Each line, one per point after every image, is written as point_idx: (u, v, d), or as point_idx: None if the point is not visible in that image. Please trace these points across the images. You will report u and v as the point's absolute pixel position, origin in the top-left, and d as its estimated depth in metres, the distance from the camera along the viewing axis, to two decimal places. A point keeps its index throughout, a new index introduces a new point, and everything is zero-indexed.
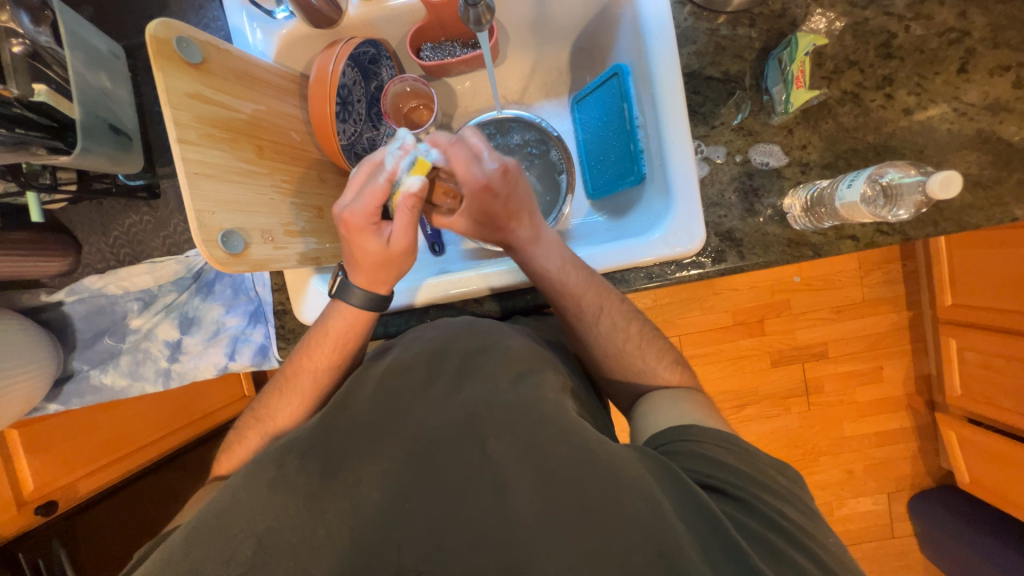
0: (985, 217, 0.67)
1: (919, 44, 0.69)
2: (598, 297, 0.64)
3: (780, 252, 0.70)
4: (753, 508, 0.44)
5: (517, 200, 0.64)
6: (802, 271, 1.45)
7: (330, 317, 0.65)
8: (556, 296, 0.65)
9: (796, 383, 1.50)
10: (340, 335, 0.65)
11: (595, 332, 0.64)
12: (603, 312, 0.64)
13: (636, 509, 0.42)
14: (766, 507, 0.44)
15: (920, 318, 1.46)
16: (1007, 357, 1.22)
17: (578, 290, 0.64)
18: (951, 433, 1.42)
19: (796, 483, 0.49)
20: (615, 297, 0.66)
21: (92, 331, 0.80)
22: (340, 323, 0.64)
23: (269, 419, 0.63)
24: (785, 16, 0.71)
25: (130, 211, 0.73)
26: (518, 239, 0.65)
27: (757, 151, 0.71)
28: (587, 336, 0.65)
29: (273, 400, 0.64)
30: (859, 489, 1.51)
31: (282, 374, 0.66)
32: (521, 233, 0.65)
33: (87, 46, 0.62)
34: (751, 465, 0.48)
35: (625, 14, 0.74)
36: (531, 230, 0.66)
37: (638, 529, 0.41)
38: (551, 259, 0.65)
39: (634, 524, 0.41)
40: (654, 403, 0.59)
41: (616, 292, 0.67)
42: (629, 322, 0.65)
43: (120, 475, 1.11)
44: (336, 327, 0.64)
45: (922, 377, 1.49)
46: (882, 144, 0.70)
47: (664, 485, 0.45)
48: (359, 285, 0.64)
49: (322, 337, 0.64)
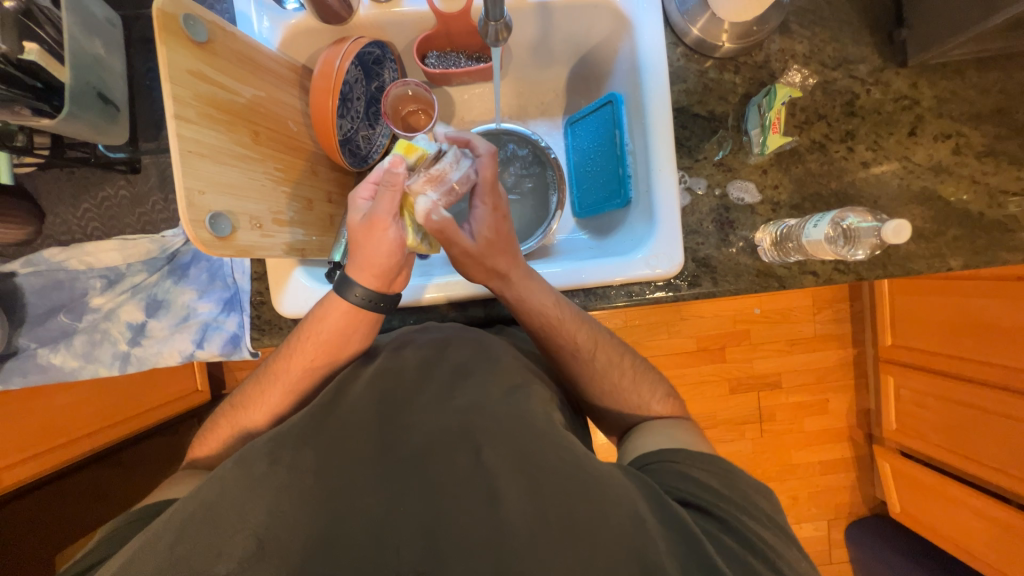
0: (926, 265, 0.75)
1: (877, 106, 0.78)
2: (591, 336, 0.66)
3: (750, 281, 0.75)
4: (726, 523, 0.48)
5: (510, 236, 0.64)
6: (763, 304, 1.54)
7: (323, 313, 0.62)
8: (541, 332, 0.66)
9: (752, 409, 1.57)
10: (339, 334, 0.63)
11: (585, 368, 0.66)
12: (594, 351, 0.66)
13: (620, 523, 0.44)
14: (745, 529, 0.47)
15: (863, 354, 1.58)
16: (938, 397, 1.34)
17: (562, 327, 0.65)
18: (885, 465, 1.53)
19: (768, 498, 0.52)
20: (605, 335, 0.68)
21: (46, 307, 0.75)
22: (341, 321, 0.62)
23: (261, 403, 0.63)
24: (765, 67, 0.78)
25: (106, 184, 0.70)
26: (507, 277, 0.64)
27: (735, 186, 0.77)
28: (578, 371, 0.67)
29: (265, 386, 0.63)
30: (803, 515, 1.59)
31: (263, 372, 0.65)
32: (511, 269, 0.64)
33: (84, 11, 0.60)
34: (728, 486, 0.51)
35: (623, 48, 0.80)
36: (518, 266, 0.65)
37: (621, 545, 0.43)
38: (545, 295, 0.66)
39: (620, 538, 0.43)
40: (649, 428, 0.63)
41: (605, 330, 0.69)
42: (620, 359, 0.67)
43: (48, 469, 1.02)
44: (335, 327, 0.62)
45: (863, 412, 1.60)
46: (843, 192, 0.77)
47: (646, 500, 0.47)
48: (360, 284, 0.61)
49: (317, 336, 0.62)
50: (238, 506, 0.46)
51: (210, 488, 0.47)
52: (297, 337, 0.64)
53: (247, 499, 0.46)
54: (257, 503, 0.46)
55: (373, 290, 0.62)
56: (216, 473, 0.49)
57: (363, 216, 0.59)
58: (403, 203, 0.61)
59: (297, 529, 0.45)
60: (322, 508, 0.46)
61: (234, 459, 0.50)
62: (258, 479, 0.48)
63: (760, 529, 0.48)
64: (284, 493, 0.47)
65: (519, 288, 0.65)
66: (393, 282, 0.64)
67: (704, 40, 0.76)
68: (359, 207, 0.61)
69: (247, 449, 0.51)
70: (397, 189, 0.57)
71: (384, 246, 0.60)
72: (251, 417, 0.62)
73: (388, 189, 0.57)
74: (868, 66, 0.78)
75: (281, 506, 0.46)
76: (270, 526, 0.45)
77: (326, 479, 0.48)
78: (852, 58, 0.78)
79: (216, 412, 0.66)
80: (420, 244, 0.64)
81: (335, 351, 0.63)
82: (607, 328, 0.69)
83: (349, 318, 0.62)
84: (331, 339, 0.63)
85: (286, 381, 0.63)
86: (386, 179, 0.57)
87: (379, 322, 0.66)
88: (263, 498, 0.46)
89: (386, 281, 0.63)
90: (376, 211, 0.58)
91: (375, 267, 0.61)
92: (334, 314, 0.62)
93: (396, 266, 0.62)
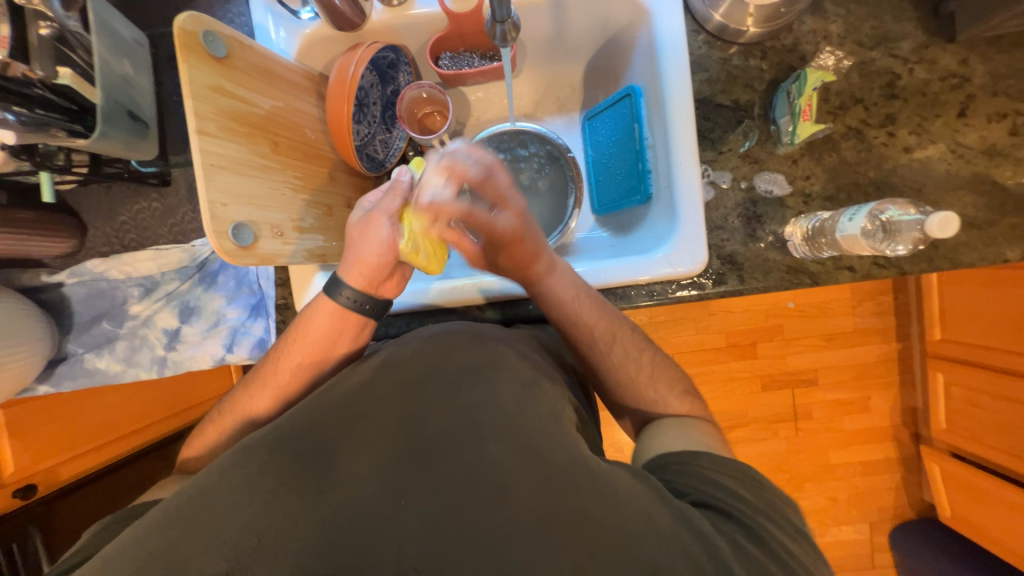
0: (979, 257, 0.69)
1: (921, 87, 0.72)
2: (610, 327, 0.65)
3: (779, 278, 0.72)
4: (745, 526, 0.46)
5: (535, 239, 0.65)
6: (797, 298, 1.47)
7: (311, 311, 0.64)
8: (564, 322, 0.65)
9: (786, 407, 1.51)
10: (325, 337, 0.64)
11: (606, 361, 0.65)
12: (615, 343, 0.65)
13: (630, 522, 0.43)
14: (764, 534, 0.46)
15: (909, 350, 1.48)
16: (993, 395, 1.24)
17: (591, 321, 0.64)
18: (934, 466, 1.44)
19: (788, 504, 0.51)
20: (627, 327, 0.66)
21: (90, 315, 0.80)
22: (326, 321, 0.64)
23: (256, 398, 0.64)
24: (795, 51, 0.74)
25: (140, 197, 0.73)
26: (530, 275, 0.66)
27: (762, 179, 0.73)
28: (598, 365, 0.66)
29: (253, 389, 0.64)
30: (842, 518, 1.52)
31: (251, 375, 0.66)
32: (539, 265, 0.65)
33: (114, 34, 0.63)
34: (749, 489, 0.49)
35: (641, 37, 0.77)
36: (547, 261, 0.66)
37: (630, 542, 0.42)
38: (566, 288, 0.65)
39: (628, 534, 0.42)
40: (664, 425, 0.61)
41: (631, 317, 0.67)
42: (640, 353, 0.66)
43: (99, 463, 1.10)
44: (323, 329, 0.64)
45: (909, 410, 1.51)
46: (883, 180, 0.72)
47: (658, 501, 0.46)
48: (352, 286, 0.64)
49: (299, 338, 0.64)
50: (252, 502, 0.47)
51: (224, 481, 0.48)
52: (283, 339, 0.66)
53: (260, 498, 0.47)
54: (267, 500, 0.47)
55: (360, 290, 0.64)
56: (215, 460, 0.51)
57: (363, 215, 0.64)
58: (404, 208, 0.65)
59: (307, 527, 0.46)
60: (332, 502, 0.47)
61: (236, 449, 0.51)
62: (269, 473, 0.48)
63: (783, 539, 0.46)
64: (293, 488, 0.47)
65: (549, 286, 0.66)
66: (381, 286, 0.66)
67: (726, 26, 0.72)
68: (360, 210, 0.66)
69: (244, 444, 0.52)
70: (400, 195, 0.65)
71: (376, 244, 0.63)
72: (272, 417, 0.64)
73: (391, 193, 0.65)
74: (911, 44, 0.72)
75: (289, 501, 0.47)
76: (283, 521, 0.46)
77: (334, 478, 0.48)
78: (892, 36, 0.72)
79: (205, 418, 0.67)
80: (415, 254, 0.64)
81: (321, 352, 0.65)
82: (628, 321, 0.67)
83: (329, 315, 0.64)
84: (317, 339, 0.64)
85: (273, 385, 0.64)
86: (391, 187, 0.66)
87: (369, 327, 0.67)
88: (274, 493, 0.47)
89: (372, 282, 0.65)
90: (377, 209, 0.64)
91: (364, 267, 0.63)
92: (319, 314, 0.64)
93: (384, 267, 0.64)
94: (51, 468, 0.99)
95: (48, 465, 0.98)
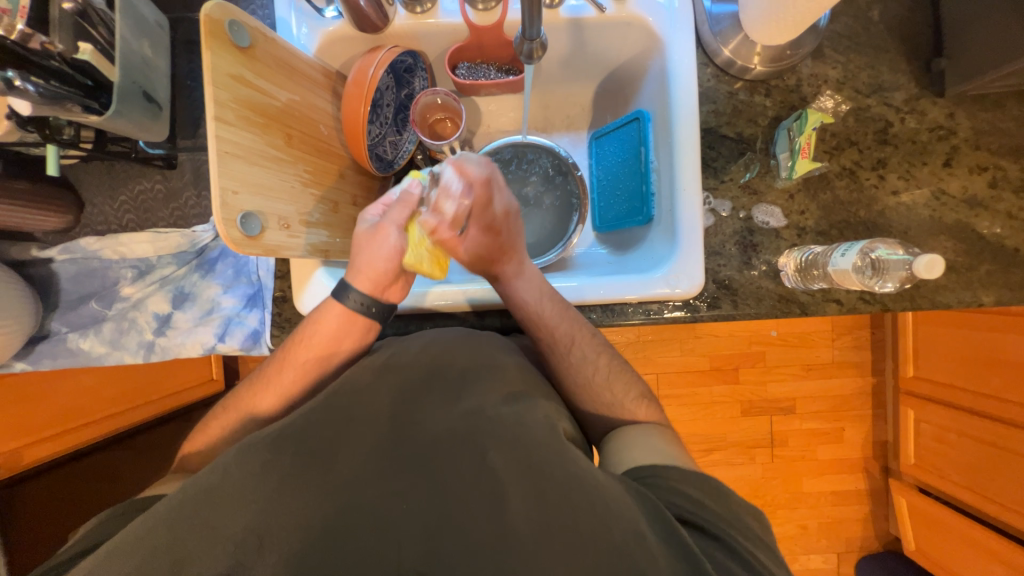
0: (956, 299, 0.73)
1: (911, 135, 0.76)
2: (570, 331, 0.66)
3: (771, 306, 0.74)
4: (721, 540, 0.46)
5: (510, 237, 0.67)
6: (780, 327, 1.51)
7: (324, 310, 0.64)
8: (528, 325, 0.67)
9: (764, 434, 1.54)
10: (332, 337, 0.64)
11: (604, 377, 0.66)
12: (573, 346, 0.66)
13: (622, 539, 0.43)
14: (745, 552, 0.46)
15: (883, 385, 1.54)
16: (960, 434, 1.29)
17: (552, 325, 0.66)
18: (901, 499, 1.48)
19: (771, 531, 0.51)
20: (588, 331, 0.67)
21: (78, 294, 0.79)
22: (336, 323, 0.64)
23: (262, 393, 0.63)
24: (797, 91, 0.78)
25: (143, 177, 0.73)
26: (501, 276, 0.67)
27: (760, 210, 0.76)
28: (560, 366, 0.66)
29: (257, 388, 0.64)
30: (811, 546, 1.55)
31: (254, 375, 0.66)
32: (508, 268, 0.66)
33: (136, 14, 0.63)
34: (728, 505, 0.50)
35: (653, 65, 0.80)
36: (516, 266, 0.67)
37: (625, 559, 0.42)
38: (531, 295, 0.66)
39: (621, 551, 0.42)
40: (635, 431, 0.61)
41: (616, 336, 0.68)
42: (596, 355, 0.66)
43: (68, 448, 1.05)
44: (332, 328, 0.64)
45: (880, 443, 1.56)
46: (872, 221, 0.76)
47: (650, 517, 0.45)
48: (359, 291, 0.64)
49: (307, 340, 0.64)
50: (242, 497, 0.46)
51: (217, 474, 0.48)
52: (291, 338, 0.65)
53: (252, 493, 0.46)
54: (260, 495, 0.46)
55: (366, 294, 0.64)
56: (211, 463, 0.50)
57: (372, 226, 0.66)
58: (410, 219, 0.66)
59: (299, 523, 0.45)
60: (327, 501, 0.46)
61: (240, 447, 0.50)
62: (265, 469, 0.48)
63: (769, 566, 0.46)
64: (289, 485, 0.47)
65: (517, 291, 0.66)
66: (387, 290, 0.66)
67: (734, 61, 0.75)
68: (368, 222, 0.67)
69: (247, 443, 0.51)
70: (408, 206, 0.66)
71: (384, 251, 0.64)
72: (262, 410, 0.63)
73: (401, 204, 0.66)
74: (904, 95, 0.76)
75: (284, 499, 0.46)
76: (277, 517, 0.45)
77: (331, 476, 0.48)
78: (887, 86, 0.77)
79: (209, 413, 0.66)
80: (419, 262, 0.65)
81: (330, 351, 0.64)
82: (591, 326, 0.69)
83: (342, 317, 0.64)
84: (329, 337, 0.64)
85: (276, 388, 0.63)
86: (401, 198, 0.67)
87: (375, 330, 0.67)
88: (269, 491, 0.47)
89: (378, 287, 0.65)
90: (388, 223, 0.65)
91: (372, 272, 0.64)
92: (330, 316, 0.64)
93: (391, 272, 0.65)
94: (16, 450, 0.94)
95: (15, 445, 0.94)
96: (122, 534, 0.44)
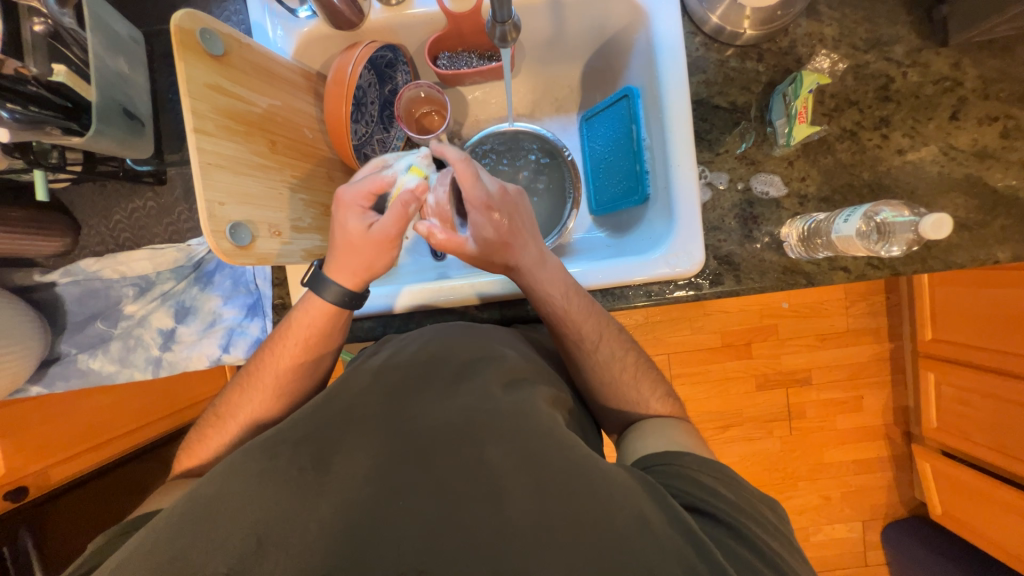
0: (970, 257, 0.70)
1: (915, 89, 0.73)
2: (598, 327, 0.64)
3: (776, 278, 0.72)
4: (727, 522, 0.46)
5: (522, 221, 0.62)
6: (791, 298, 1.48)
7: (303, 307, 0.64)
8: (555, 319, 0.64)
9: (780, 407, 1.52)
10: (317, 333, 0.64)
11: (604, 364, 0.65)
12: (602, 341, 0.64)
13: (623, 524, 0.43)
14: (755, 538, 0.45)
15: (901, 350, 1.50)
16: (982, 394, 1.26)
17: (578, 321, 0.64)
18: (925, 464, 1.46)
19: (782, 518, 0.50)
20: (614, 327, 0.66)
21: (84, 315, 0.80)
22: (320, 320, 0.64)
23: (263, 399, 0.64)
24: (791, 53, 0.75)
25: (134, 196, 0.73)
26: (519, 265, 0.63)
27: (758, 180, 0.74)
28: (581, 363, 0.65)
29: (247, 392, 0.64)
30: (834, 516, 1.54)
31: (240, 378, 0.66)
32: (527, 256, 0.62)
33: (108, 31, 0.63)
34: (735, 491, 0.49)
35: (639, 38, 0.77)
36: (535, 253, 0.63)
37: (626, 544, 0.42)
38: (554, 286, 0.63)
39: (622, 536, 0.42)
40: (648, 425, 0.61)
41: (614, 322, 0.67)
42: (624, 352, 0.66)
43: (100, 462, 1.08)
44: (316, 324, 0.64)
45: (900, 409, 1.53)
46: (876, 183, 0.73)
47: (653, 504, 0.45)
48: (344, 286, 0.62)
49: (291, 338, 0.64)
50: (244, 503, 0.46)
51: (220, 482, 0.48)
52: (274, 338, 0.65)
53: (253, 499, 0.47)
54: (260, 500, 0.47)
55: (351, 289, 0.63)
56: (212, 472, 0.50)
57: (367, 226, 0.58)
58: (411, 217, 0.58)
59: (300, 527, 0.45)
60: (327, 503, 0.46)
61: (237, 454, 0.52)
62: (266, 474, 0.48)
63: (776, 547, 0.45)
64: (289, 489, 0.47)
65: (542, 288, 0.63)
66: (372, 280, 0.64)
67: (723, 27, 0.72)
68: (358, 217, 0.57)
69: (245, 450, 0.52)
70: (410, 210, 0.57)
71: (381, 252, 0.60)
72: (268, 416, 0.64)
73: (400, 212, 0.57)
74: (904, 47, 0.73)
75: (285, 503, 0.46)
76: (279, 522, 0.45)
77: (331, 478, 0.48)
78: (886, 39, 0.73)
79: (200, 424, 0.66)
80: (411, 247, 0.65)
81: (317, 347, 0.65)
82: (613, 319, 0.67)
83: (324, 313, 0.63)
84: (315, 333, 0.64)
85: (265, 388, 0.64)
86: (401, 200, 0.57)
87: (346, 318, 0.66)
88: (269, 496, 0.47)
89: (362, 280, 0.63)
90: (385, 230, 0.58)
91: (363, 270, 0.61)
92: (312, 314, 0.63)
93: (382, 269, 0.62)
94: (44, 469, 0.97)
95: (42, 465, 0.96)
96: (133, 546, 0.45)
